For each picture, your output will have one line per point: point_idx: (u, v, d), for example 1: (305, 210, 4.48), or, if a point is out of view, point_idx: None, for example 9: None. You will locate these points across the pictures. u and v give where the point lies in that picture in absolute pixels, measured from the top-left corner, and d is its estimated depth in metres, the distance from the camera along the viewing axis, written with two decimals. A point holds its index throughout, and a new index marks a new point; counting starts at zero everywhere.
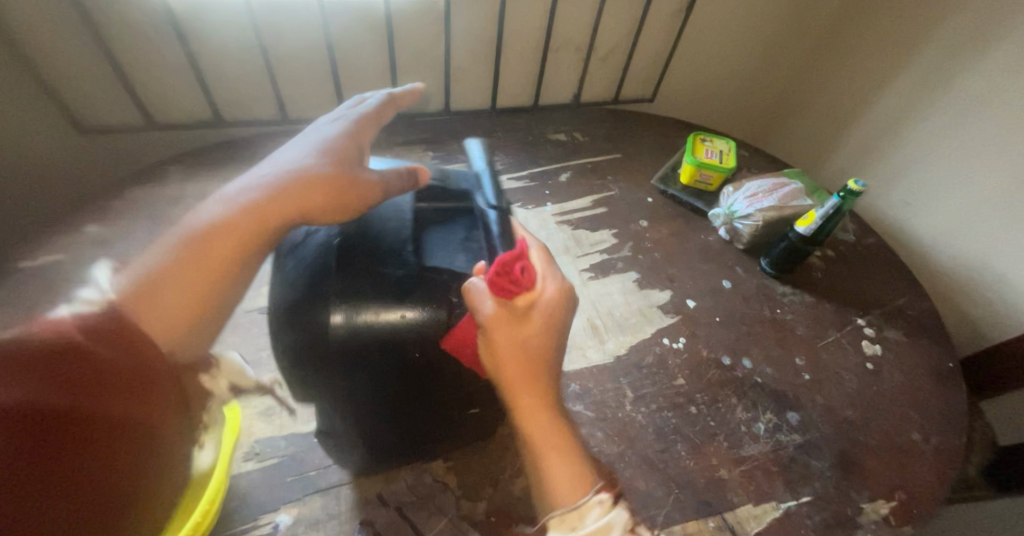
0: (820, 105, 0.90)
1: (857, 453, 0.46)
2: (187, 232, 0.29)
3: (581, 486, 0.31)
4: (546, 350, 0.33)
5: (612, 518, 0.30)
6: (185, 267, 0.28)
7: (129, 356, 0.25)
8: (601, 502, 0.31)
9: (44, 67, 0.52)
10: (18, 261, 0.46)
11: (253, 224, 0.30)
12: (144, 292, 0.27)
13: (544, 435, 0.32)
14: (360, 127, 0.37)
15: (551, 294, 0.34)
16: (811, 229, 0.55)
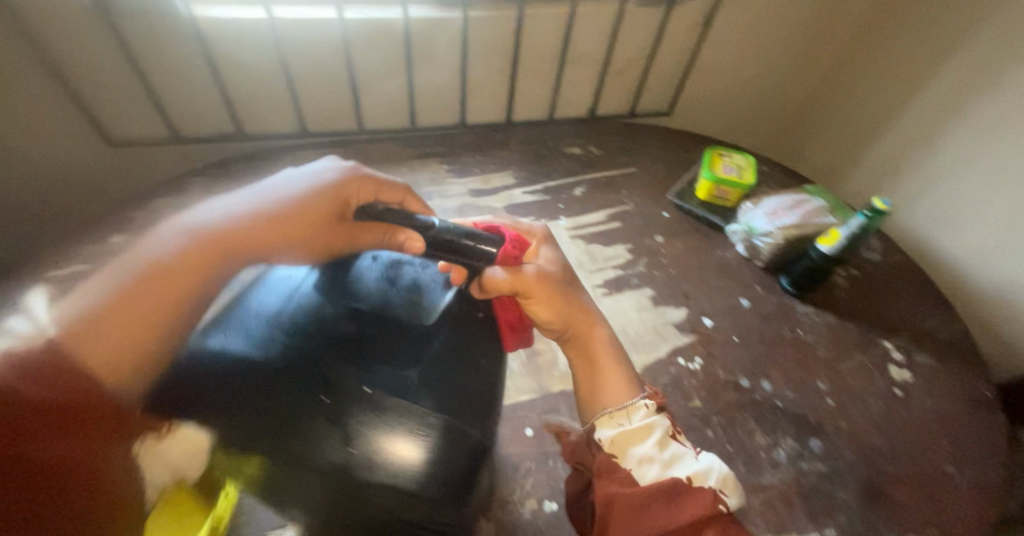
0: (843, 120, 0.88)
1: (885, 485, 0.43)
2: (142, 267, 0.28)
3: (631, 392, 0.37)
4: (564, 277, 0.40)
5: (655, 421, 0.35)
6: (127, 309, 0.26)
7: (69, 393, 0.23)
8: (648, 406, 0.36)
9: (80, 84, 0.54)
10: (47, 269, 0.48)
11: (207, 266, 0.29)
12: (83, 334, 0.25)
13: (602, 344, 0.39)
14: (351, 179, 0.36)
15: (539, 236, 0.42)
16: (835, 248, 0.54)
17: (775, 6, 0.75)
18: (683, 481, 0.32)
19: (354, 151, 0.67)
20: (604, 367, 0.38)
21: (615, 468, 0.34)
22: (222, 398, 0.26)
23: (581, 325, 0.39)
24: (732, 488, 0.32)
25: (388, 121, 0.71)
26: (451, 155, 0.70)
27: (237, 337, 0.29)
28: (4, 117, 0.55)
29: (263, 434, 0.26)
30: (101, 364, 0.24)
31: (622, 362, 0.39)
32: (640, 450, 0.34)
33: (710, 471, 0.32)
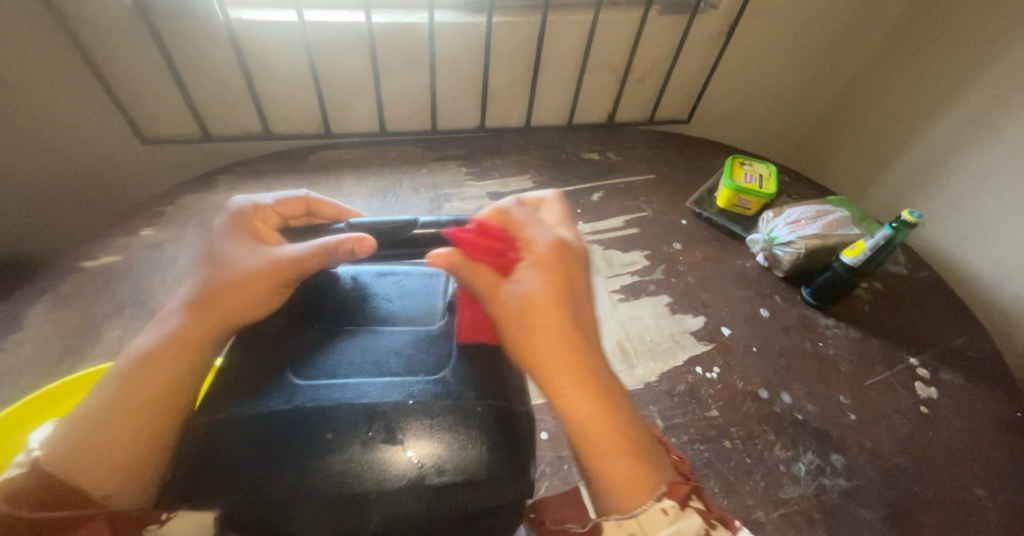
0: (867, 132, 0.86)
1: (910, 506, 0.42)
2: (122, 373, 0.29)
3: (645, 485, 0.29)
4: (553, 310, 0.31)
5: (677, 528, 0.27)
6: (119, 403, 0.28)
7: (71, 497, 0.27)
8: (666, 509, 0.28)
9: (119, 83, 0.56)
10: (81, 261, 0.49)
11: (187, 343, 0.31)
12: (79, 441, 0.27)
13: (599, 408, 0.30)
14: (259, 228, 0.36)
15: (552, 250, 0.34)
16: (859, 260, 0.52)
17: (801, 16, 0.75)
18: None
19: (376, 153, 0.68)
20: (598, 441, 0.29)
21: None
22: (268, 452, 0.26)
23: (579, 378, 0.30)
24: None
25: (409, 123, 0.72)
26: (470, 158, 0.71)
27: (262, 377, 0.29)
28: (47, 112, 0.58)
29: (323, 470, 0.26)
30: (90, 465, 0.27)
31: (632, 434, 0.30)
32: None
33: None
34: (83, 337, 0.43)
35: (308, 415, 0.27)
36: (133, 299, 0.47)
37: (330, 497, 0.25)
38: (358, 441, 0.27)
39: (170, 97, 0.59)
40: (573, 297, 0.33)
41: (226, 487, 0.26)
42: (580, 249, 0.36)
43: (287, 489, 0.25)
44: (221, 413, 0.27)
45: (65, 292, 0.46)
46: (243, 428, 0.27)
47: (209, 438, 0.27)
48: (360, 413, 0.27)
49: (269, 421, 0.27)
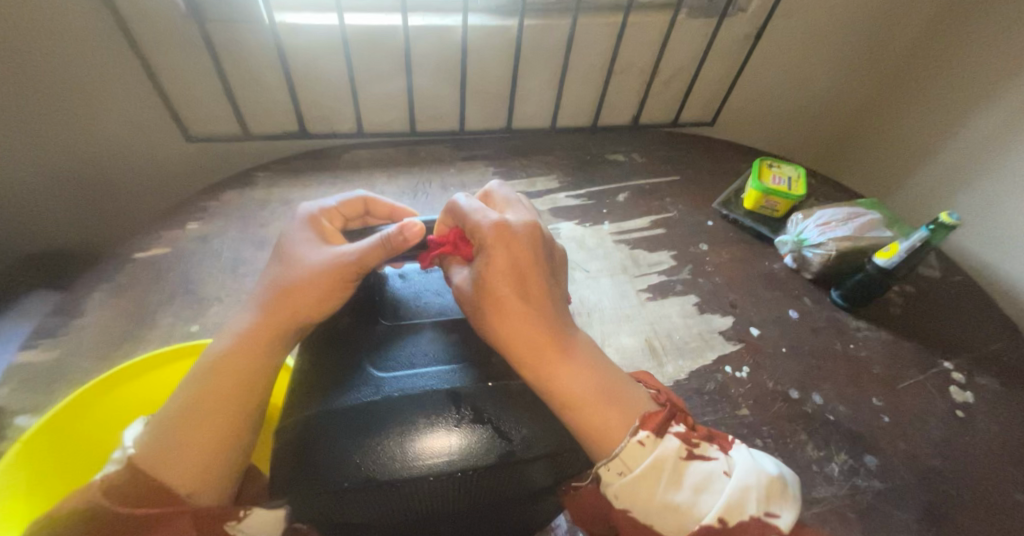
0: (896, 134, 0.85)
1: (946, 508, 0.42)
2: (203, 371, 0.29)
3: (621, 419, 0.27)
4: (505, 292, 0.31)
5: (661, 455, 0.26)
6: (199, 401, 0.28)
7: (158, 496, 0.25)
8: (643, 441, 0.26)
9: (168, 83, 0.59)
10: (134, 252, 0.52)
11: (264, 340, 0.30)
12: (161, 439, 0.26)
13: (573, 376, 0.28)
14: (326, 228, 0.36)
15: (490, 236, 0.32)
16: (892, 262, 0.52)
17: (829, 18, 0.75)
18: (720, 527, 0.24)
19: (406, 153, 0.70)
20: (579, 403, 0.27)
21: (646, 525, 0.26)
22: (364, 439, 0.24)
23: (540, 348, 0.29)
24: (780, 499, 0.25)
25: (437, 124, 0.73)
26: (497, 159, 0.72)
27: (341, 372, 0.28)
28: (100, 111, 0.61)
29: (418, 451, 0.24)
30: (174, 462, 0.26)
31: (612, 392, 0.29)
32: (659, 503, 0.25)
33: (749, 496, 0.24)
34: (139, 324, 0.46)
35: (396, 401, 0.26)
36: (183, 289, 0.49)
37: (427, 477, 0.23)
38: (448, 422, 0.26)
39: (214, 98, 0.62)
40: (519, 282, 0.31)
41: (326, 477, 0.23)
42: (529, 226, 0.33)
43: (383, 471, 0.23)
44: (310, 408, 0.26)
45: (119, 281, 0.49)
46: (333, 419, 0.25)
47: (302, 435, 0.25)
48: (446, 397, 0.27)
49: (356, 412, 0.26)
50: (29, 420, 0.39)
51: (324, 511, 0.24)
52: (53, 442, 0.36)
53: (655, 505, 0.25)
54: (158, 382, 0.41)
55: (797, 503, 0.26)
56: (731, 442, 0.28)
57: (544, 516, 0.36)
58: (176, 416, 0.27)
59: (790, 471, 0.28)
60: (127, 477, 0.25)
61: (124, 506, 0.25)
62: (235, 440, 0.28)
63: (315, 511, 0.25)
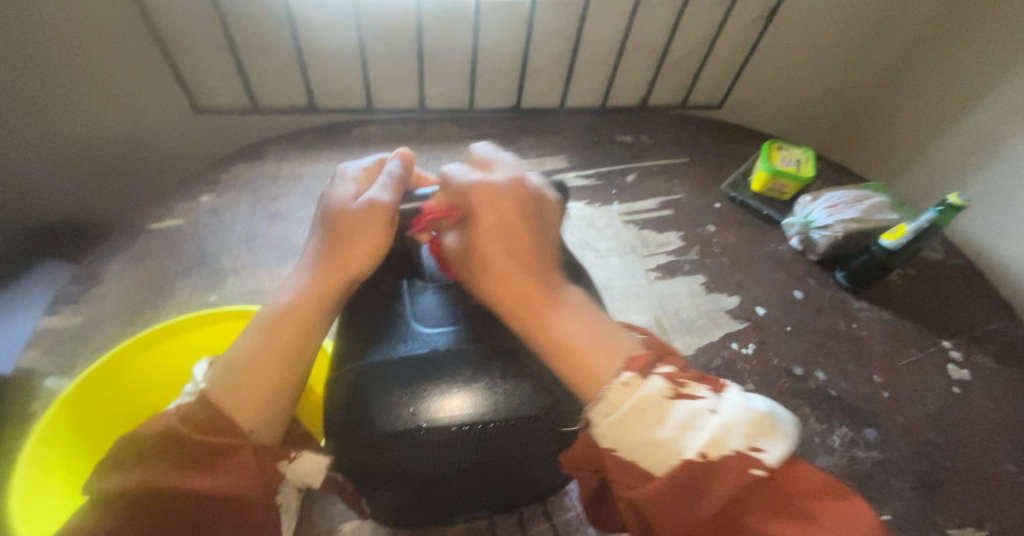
0: (902, 120, 0.85)
1: (940, 477, 0.44)
2: (265, 321, 0.30)
3: (610, 366, 0.26)
4: (494, 257, 0.29)
5: (643, 395, 0.24)
6: (261, 349, 0.29)
7: (220, 430, 0.26)
8: (627, 382, 0.25)
9: (178, 54, 0.58)
10: (148, 224, 0.52)
11: (317, 296, 0.31)
12: (227, 380, 0.27)
13: (568, 327, 0.27)
14: (366, 185, 0.36)
15: (475, 195, 0.31)
16: (898, 244, 0.53)
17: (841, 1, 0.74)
18: (700, 463, 0.22)
19: (416, 130, 0.70)
20: (569, 353, 0.26)
21: (630, 465, 0.24)
22: (414, 388, 0.25)
23: (530, 306, 0.28)
24: (769, 433, 0.22)
25: (448, 101, 0.73)
26: (506, 137, 0.72)
27: (383, 330, 0.29)
28: (104, 83, 0.60)
29: (452, 404, 0.24)
30: (235, 402, 0.27)
31: (602, 339, 0.27)
32: (643, 440, 0.23)
33: (732, 430, 0.22)
34: (159, 294, 0.47)
35: (440, 353, 0.27)
36: (199, 260, 0.50)
37: (457, 428, 0.24)
38: (489, 379, 0.26)
39: (223, 68, 0.61)
40: (505, 240, 0.30)
41: (383, 423, 0.24)
42: (517, 179, 0.32)
43: (419, 417, 0.24)
44: (356, 359, 0.27)
45: (135, 252, 0.49)
46: (384, 368, 0.26)
47: (358, 383, 0.26)
48: (488, 353, 0.27)
49: (407, 363, 0.26)
50: (57, 382, 0.41)
51: (370, 457, 0.25)
52: (88, 401, 0.37)
53: (637, 444, 0.23)
54: (181, 349, 0.43)
55: (794, 439, 0.23)
56: (723, 386, 0.26)
57: (561, 481, 0.38)
58: (240, 360, 0.28)
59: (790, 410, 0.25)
60: (196, 411, 0.27)
61: (193, 435, 0.26)
62: (290, 389, 0.29)
63: (363, 459, 0.25)
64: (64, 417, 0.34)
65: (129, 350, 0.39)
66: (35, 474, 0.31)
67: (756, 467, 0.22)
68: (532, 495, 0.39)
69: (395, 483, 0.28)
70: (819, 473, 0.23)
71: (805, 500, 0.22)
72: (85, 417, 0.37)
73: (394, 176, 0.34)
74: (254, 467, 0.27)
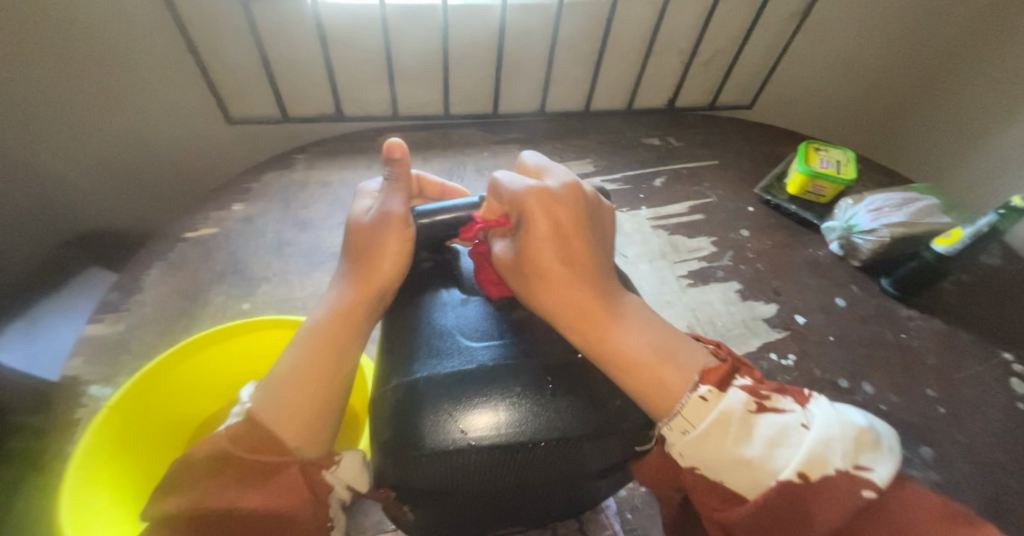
0: (948, 117, 0.81)
1: (1009, 502, 0.41)
2: (305, 338, 0.31)
3: (681, 378, 0.27)
4: (550, 271, 0.30)
5: (724, 408, 0.25)
6: (304, 367, 0.29)
7: (267, 448, 0.27)
8: (705, 396, 0.25)
9: (212, 65, 0.60)
10: (182, 233, 0.53)
11: (351, 313, 0.31)
12: (269, 399, 0.28)
13: (629, 339, 0.28)
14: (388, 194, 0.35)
15: (528, 200, 0.31)
16: (953, 250, 0.49)
17: None
18: (800, 484, 0.21)
19: (440, 137, 0.70)
20: (634, 363, 0.27)
21: (718, 484, 0.24)
22: (461, 404, 0.24)
23: (591, 317, 0.29)
24: (872, 451, 0.22)
25: (471, 107, 0.73)
26: (530, 142, 0.71)
27: (433, 345, 0.27)
28: (143, 95, 0.62)
29: (492, 423, 0.23)
30: (281, 423, 0.27)
31: (669, 350, 0.28)
32: (728, 456, 0.24)
33: (831, 448, 0.22)
34: (194, 302, 0.48)
35: (489, 365, 0.26)
36: (232, 268, 0.51)
37: (498, 447, 0.23)
38: (538, 395, 0.24)
39: (254, 78, 0.62)
40: (562, 250, 0.31)
41: (433, 444, 0.23)
42: (570, 187, 0.32)
43: (468, 435, 0.23)
44: (402, 374, 0.26)
45: (171, 259, 0.50)
46: (433, 383, 0.25)
47: (405, 399, 0.25)
48: (537, 367, 0.26)
49: (456, 378, 0.25)
50: (100, 389, 0.42)
51: (418, 476, 0.24)
52: (136, 411, 0.38)
53: (725, 461, 0.24)
54: (221, 355, 0.43)
55: (897, 456, 0.22)
56: (808, 398, 0.25)
57: (595, 499, 0.36)
58: (282, 379, 0.28)
59: (888, 426, 0.25)
60: (243, 432, 0.27)
61: (246, 452, 0.26)
62: (330, 404, 0.29)
63: (409, 478, 0.24)
64: (113, 424, 0.35)
65: (173, 358, 0.39)
66: (84, 476, 0.31)
67: (864, 487, 0.21)
68: (568, 512, 0.37)
69: (437, 499, 0.27)
70: (938, 497, 0.22)
71: (923, 523, 0.20)
72: (135, 432, 0.38)
73: (399, 182, 0.34)
74: (302, 484, 0.27)
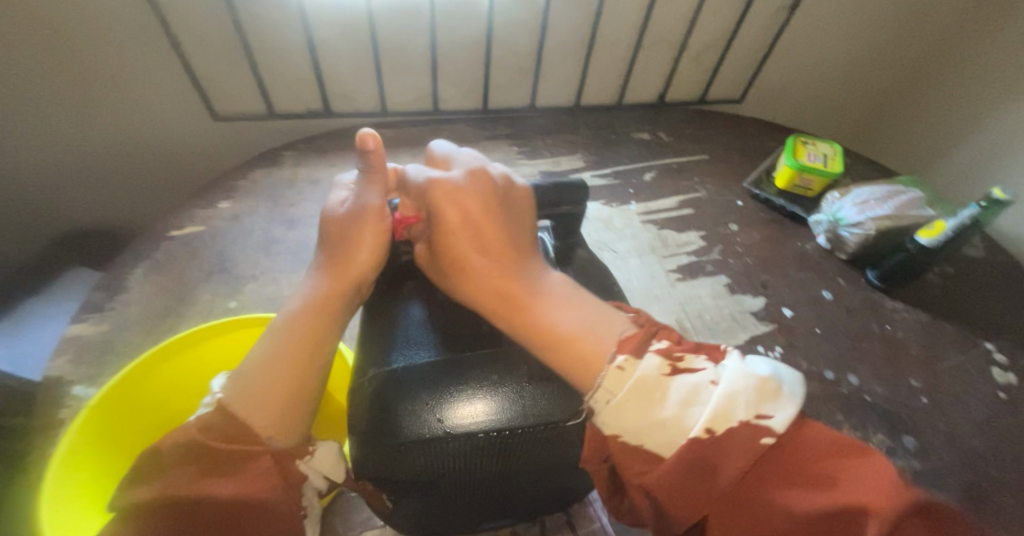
0: (934, 110, 0.82)
1: (989, 489, 0.41)
2: (280, 329, 0.30)
3: (603, 350, 0.25)
4: (461, 257, 0.30)
5: (640, 374, 0.23)
6: (280, 357, 0.29)
7: (238, 437, 0.26)
8: (622, 365, 0.23)
9: (196, 61, 0.59)
10: (168, 232, 0.52)
11: (328, 302, 0.31)
12: (245, 390, 0.27)
13: (551, 317, 0.27)
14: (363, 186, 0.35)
15: (433, 193, 0.31)
16: (936, 241, 0.49)
17: None
18: (708, 439, 0.20)
19: (430, 132, 0.69)
20: (555, 340, 0.26)
21: (634, 449, 0.22)
22: (439, 393, 0.24)
23: (509, 300, 0.28)
24: (774, 399, 0.21)
25: (461, 103, 0.72)
26: (520, 137, 0.71)
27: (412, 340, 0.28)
28: (127, 93, 0.61)
29: (470, 412, 0.23)
30: (257, 412, 0.27)
31: (593, 324, 0.26)
32: (644, 420, 0.22)
33: (737, 401, 0.21)
34: (181, 301, 0.48)
35: (465, 354, 0.26)
36: (219, 266, 0.51)
37: (478, 434, 0.23)
38: (515, 382, 0.25)
39: (240, 75, 0.62)
40: (472, 236, 0.31)
41: (413, 432, 0.23)
42: (473, 173, 0.32)
43: (445, 424, 0.23)
44: (380, 364, 0.27)
45: (157, 258, 0.50)
46: (411, 374, 0.25)
47: (382, 390, 0.25)
48: (514, 356, 0.26)
49: (433, 368, 0.25)
50: (85, 390, 0.41)
51: (399, 465, 0.24)
52: (115, 410, 0.37)
53: (640, 426, 0.22)
54: (208, 353, 0.43)
55: (798, 397, 0.22)
56: (722, 351, 0.24)
57: (582, 491, 0.37)
58: (257, 369, 0.28)
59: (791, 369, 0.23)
60: (214, 423, 0.26)
61: (216, 442, 0.26)
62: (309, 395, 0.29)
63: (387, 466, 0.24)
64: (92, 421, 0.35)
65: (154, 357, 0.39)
66: (65, 475, 0.31)
67: (764, 435, 0.20)
68: (555, 505, 0.38)
69: (421, 490, 0.27)
70: (831, 430, 0.21)
71: (818, 460, 0.20)
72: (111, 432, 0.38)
73: (377, 173, 0.34)
74: (275, 473, 0.27)
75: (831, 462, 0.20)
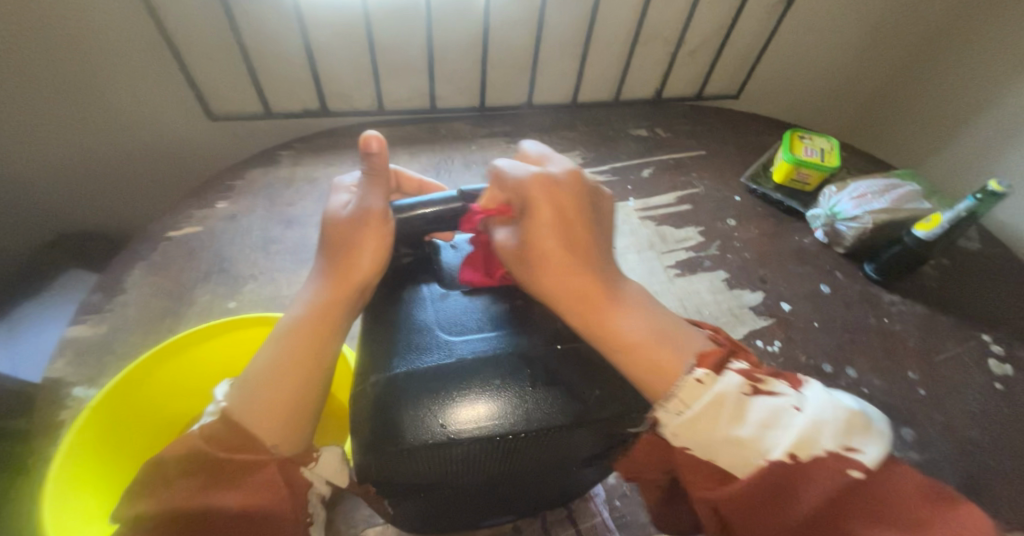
0: (930, 104, 0.82)
1: (987, 479, 0.42)
2: (282, 336, 0.30)
3: (677, 359, 0.27)
4: (551, 256, 0.30)
5: (720, 391, 0.25)
6: (283, 365, 0.29)
7: (242, 447, 0.26)
8: (701, 379, 0.26)
9: (190, 60, 0.58)
10: (166, 232, 0.52)
11: (329, 308, 0.31)
12: (247, 398, 0.27)
13: (626, 324, 0.29)
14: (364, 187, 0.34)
15: (532, 188, 0.31)
16: (933, 234, 0.50)
17: None
18: (790, 462, 0.23)
19: (427, 130, 0.69)
20: (628, 345, 0.28)
21: (707, 462, 0.25)
22: (442, 399, 0.24)
23: (590, 303, 0.29)
24: (863, 433, 0.24)
25: (458, 100, 0.72)
26: (517, 134, 0.71)
27: (412, 342, 0.27)
28: (122, 93, 0.60)
29: (475, 417, 0.23)
30: (259, 421, 0.27)
31: (665, 334, 0.28)
32: (720, 436, 0.24)
33: (821, 430, 0.23)
34: (179, 302, 0.48)
35: (465, 359, 0.26)
36: (218, 266, 0.51)
37: (485, 437, 0.23)
38: (518, 386, 0.25)
39: (235, 74, 0.61)
40: (564, 235, 0.31)
41: (416, 438, 0.23)
42: (572, 173, 0.32)
43: (447, 428, 0.23)
44: (379, 369, 0.26)
45: (155, 259, 0.50)
46: (414, 379, 0.25)
47: (384, 394, 0.25)
48: (516, 358, 0.26)
49: (435, 373, 0.25)
50: (85, 391, 0.41)
51: (402, 469, 0.24)
52: (115, 413, 0.37)
53: (717, 442, 0.24)
54: (207, 354, 0.43)
55: (884, 439, 0.24)
56: (802, 382, 0.27)
57: (584, 486, 0.37)
58: (260, 378, 0.28)
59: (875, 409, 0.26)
60: (218, 431, 0.27)
61: (220, 451, 0.26)
62: (311, 401, 0.29)
63: (390, 471, 0.25)
64: (93, 426, 0.35)
65: (153, 360, 0.39)
66: (67, 478, 0.31)
67: (853, 468, 0.23)
68: (556, 500, 0.38)
69: (423, 492, 0.28)
70: (914, 474, 0.24)
71: (899, 501, 0.22)
72: (113, 436, 0.38)
73: (377, 175, 0.33)
74: (280, 481, 0.27)
75: (916, 504, 0.22)
